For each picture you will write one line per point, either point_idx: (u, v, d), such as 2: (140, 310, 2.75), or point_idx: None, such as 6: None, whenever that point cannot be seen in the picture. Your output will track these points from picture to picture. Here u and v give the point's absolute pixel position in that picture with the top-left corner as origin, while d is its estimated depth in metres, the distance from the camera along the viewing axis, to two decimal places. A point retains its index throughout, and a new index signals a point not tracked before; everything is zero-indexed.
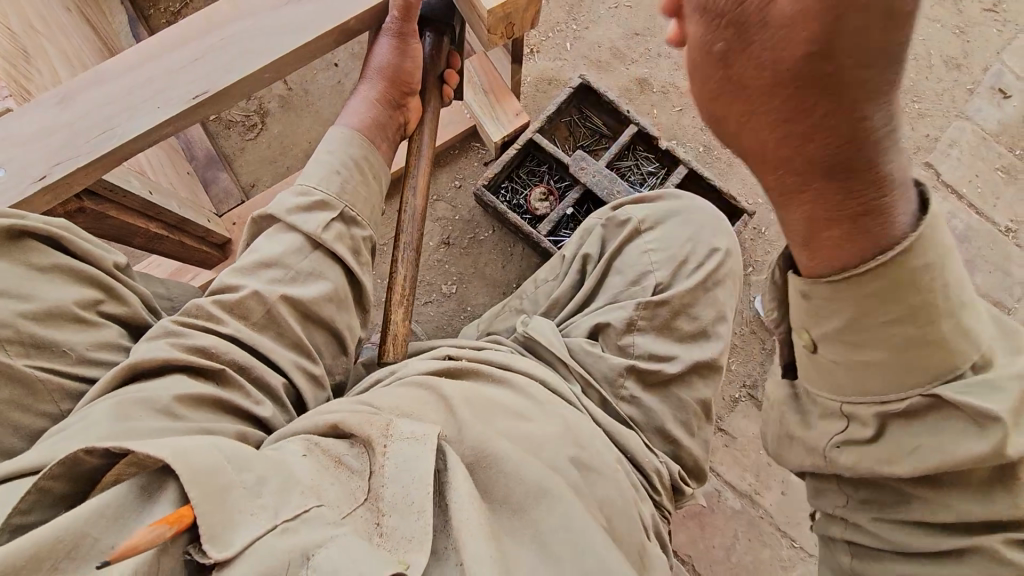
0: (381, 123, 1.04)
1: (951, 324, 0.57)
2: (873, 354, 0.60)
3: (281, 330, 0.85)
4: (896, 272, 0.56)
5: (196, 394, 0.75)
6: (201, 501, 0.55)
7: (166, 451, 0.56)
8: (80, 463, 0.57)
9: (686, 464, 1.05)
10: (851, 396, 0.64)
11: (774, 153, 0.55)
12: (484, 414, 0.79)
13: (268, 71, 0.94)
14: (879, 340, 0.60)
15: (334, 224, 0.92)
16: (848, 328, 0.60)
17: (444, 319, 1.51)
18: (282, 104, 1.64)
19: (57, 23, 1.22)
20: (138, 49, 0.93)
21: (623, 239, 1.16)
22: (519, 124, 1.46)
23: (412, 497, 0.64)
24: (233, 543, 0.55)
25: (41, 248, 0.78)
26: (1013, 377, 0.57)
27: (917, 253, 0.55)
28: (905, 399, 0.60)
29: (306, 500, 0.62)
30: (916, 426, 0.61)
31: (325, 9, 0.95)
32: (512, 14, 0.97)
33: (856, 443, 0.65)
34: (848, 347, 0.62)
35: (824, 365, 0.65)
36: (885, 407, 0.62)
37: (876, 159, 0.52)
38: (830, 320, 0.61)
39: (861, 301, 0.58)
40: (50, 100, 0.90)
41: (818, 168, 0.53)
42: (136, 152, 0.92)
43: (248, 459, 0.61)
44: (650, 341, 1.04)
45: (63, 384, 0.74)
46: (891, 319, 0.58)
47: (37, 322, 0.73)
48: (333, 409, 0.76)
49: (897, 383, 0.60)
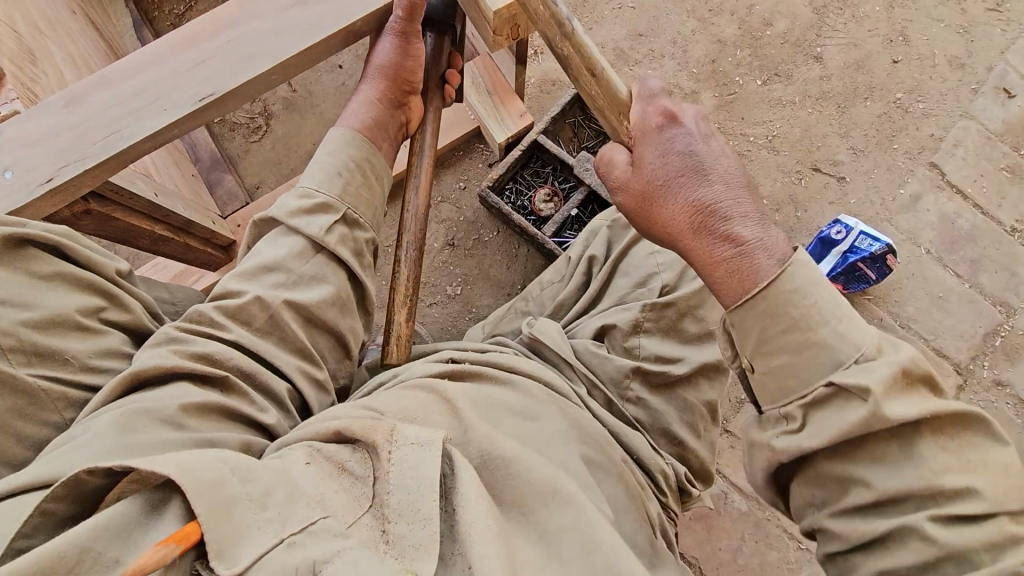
0: (381, 123, 1.04)
1: (829, 329, 0.65)
2: (782, 361, 0.67)
3: (283, 334, 0.85)
4: (771, 294, 0.68)
5: (200, 403, 0.75)
6: (207, 518, 0.55)
7: (171, 468, 0.55)
8: (83, 484, 0.57)
9: (693, 467, 1.04)
10: (780, 398, 0.68)
11: (658, 218, 0.80)
12: (486, 418, 0.79)
13: (274, 74, 0.94)
14: (780, 345, 0.67)
15: (336, 226, 0.92)
16: (759, 345, 0.69)
17: (449, 321, 1.51)
18: (287, 106, 1.64)
19: (63, 26, 1.23)
20: (142, 52, 0.93)
21: (630, 243, 1.16)
22: (524, 124, 1.47)
23: (419, 505, 0.64)
24: (241, 559, 0.55)
25: (43, 257, 0.78)
26: (890, 364, 0.62)
27: (783, 279, 0.68)
28: (814, 390, 0.65)
29: (313, 512, 0.61)
30: (828, 411, 0.64)
31: (330, 10, 0.95)
32: (517, 16, 0.97)
33: (792, 435, 0.66)
34: (764, 356, 0.68)
35: (761, 379, 0.70)
36: (804, 399, 0.66)
37: (727, 218, 0.74)
38: (748, 339, 0.70)
39: (759, 321, 0.68)
40: (57, 102, 0.90)
41: (687, 229, 0.77)
42: (140, 156, 0.92)
43: (253, 470, 0.61)
44: (656, 344, 1.04)
45: (65, 392, 0.74)
46: (781, 328, 0.67)
47: (38, 331, 0.73)
48: (337, 416, 0.75)
49: (808, 375, 0.65)
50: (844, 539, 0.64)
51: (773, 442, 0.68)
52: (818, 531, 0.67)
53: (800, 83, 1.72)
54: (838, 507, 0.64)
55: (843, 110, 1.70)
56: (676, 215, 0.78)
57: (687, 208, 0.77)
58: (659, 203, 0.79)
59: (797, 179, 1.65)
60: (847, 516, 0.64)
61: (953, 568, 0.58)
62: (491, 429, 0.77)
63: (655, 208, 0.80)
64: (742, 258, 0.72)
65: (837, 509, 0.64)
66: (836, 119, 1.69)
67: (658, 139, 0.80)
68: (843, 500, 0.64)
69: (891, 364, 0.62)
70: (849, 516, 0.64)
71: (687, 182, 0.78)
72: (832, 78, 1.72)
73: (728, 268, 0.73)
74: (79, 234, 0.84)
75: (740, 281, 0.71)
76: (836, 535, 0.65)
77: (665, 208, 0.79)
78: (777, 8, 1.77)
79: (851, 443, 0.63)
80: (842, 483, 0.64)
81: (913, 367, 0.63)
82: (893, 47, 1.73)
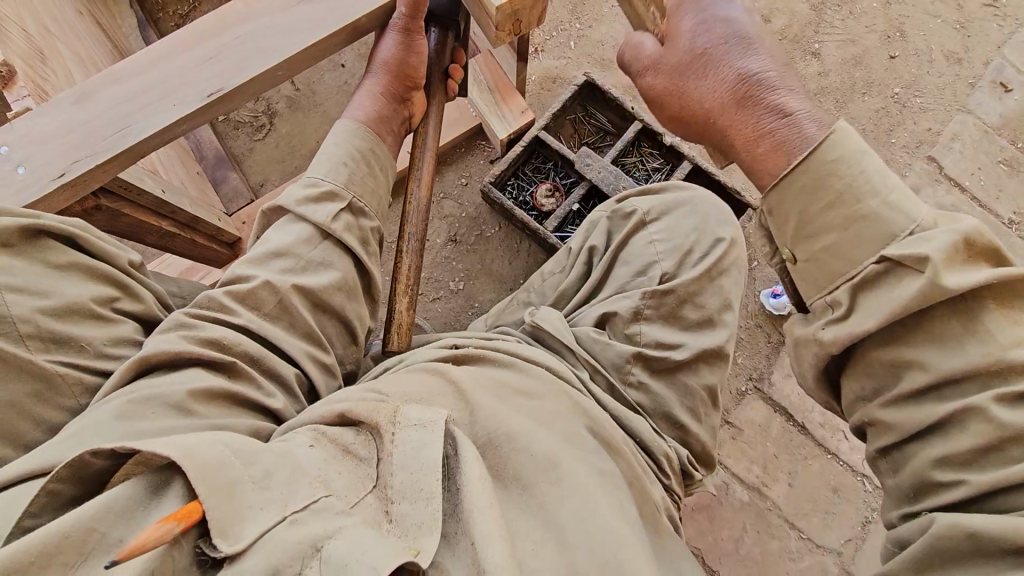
0: (385, 117, 1.06)
1: (877, 202, 0.67)
2: (829, 240, 0.69)
3: (292, 319, 0.87)
4: (812, 166, 0.70)
5: (207, 388, 0.76)
6: (208, 498, 0.56)
7: (173, 451, 0.57)
8: (88, 465, 0.59)
9: (694, 452, 1.06)
10: (826, 285, 0.70)
11: (693, 100, 0.82)
12: (493, 397, 0.81)
13: (281, 69, 0.95)
14: (828, 224, 0.69)
15: (343, 214, 0.94)
16: (803, 222, 0.71)
17: (452, 315, 1.53)
18: (290, 105, 1.66)
19: (70, 27, 1.24)
20: (151, 49, 0.95)
21: (629, 231, 1.17)
22: (524, 121, 1.48)
23: (423, 483, 0.66)
24: (244, 535, 0.57)
25: (59, 247, 0.80)
26: (948, 233, 0.63)
27: (829, 148, 0.69)
28: (862, 266, 0.67)
29: (314, 491, 0.63)
30: (874, 287, 0.66)
31: (336, 8, 0.97)
32: (519, 10, 0.98)
33: (838, 322, 0.69)
34: (807, 238, 0.71)
35: (804, 267, 0.73)
36: (852, 278, 0.68)
37: (769, 93, 0.76)
38: (789, 221, 0.72)
39: (802, 197, 0.71)
40: (67, 99, 0.92)
41: (728, 108, 0.79)
42: (149, 150, 0.94)
43: (254, 453, 0.63)
44: (657, 331, 1.06)
45: (82, 377, 0.76)
46: (825, 205, 0.69)
47: (54, 318, 0.75)
48: (342, 398, 0.77)
49: (855, 253, 0.68)
50: (895, 430, 0.66)
51: (820, 335, 0.70)
52: (870, 425, 0.70)
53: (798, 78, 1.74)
54: (891, 397, 0.66)
55: (841, 105, 1.71)
56: (714, 94, 0.79)
57: (727, 87, 0.78)
58: (696, 85, 0.81)
59: None
60: (903, 408, 0.65)
61: (1015, 451, 0.59)
62: (498, 409, 0.78)
63: (689, 95, 0.82)
64: (787, 129, 0.74)
65: (891, 397, 0.66)
66: (834, 114, 1.70)
67: (698, 9, 0.81)
68: (896, 387, 0.66)
69: (952, 234, 0.63)
70: (903, 404, 0.66)
71: (724, 60, 0.78)
72: (830, 73, 1.74)
73: (773, 144, 0.74)
74: (91, 227, 0.86)
75: (784, 155, 0.73)
76: (885, 426, 0.67)
77: (705, 87, 0.80)
78: (775, 5, 1.79)
79: (905, 323, 0.65)
80: (895, 374, 0.66)
81: (976, 238, 0.63)
82: (890, 43, 1.75)
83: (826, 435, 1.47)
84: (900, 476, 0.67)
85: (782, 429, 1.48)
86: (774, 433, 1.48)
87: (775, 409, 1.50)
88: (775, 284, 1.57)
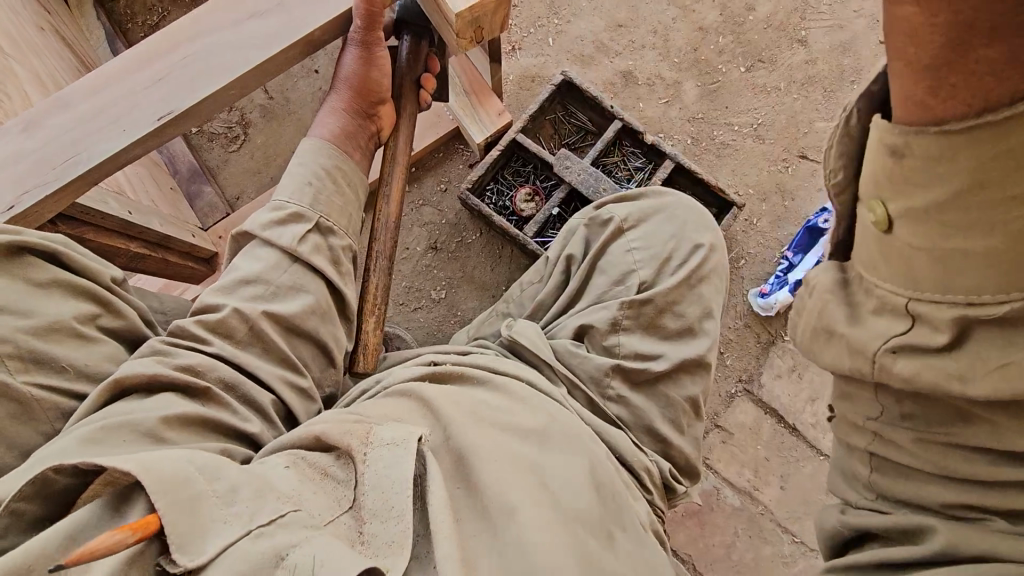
0: (351, 132, 1.04)
1: None
2: (969, 246, 0.43)
3: (265, 346, 0.85)
4: None
5: (182, 415, 0.74)
6: (167, 509, 0.55)
7: (131, 465, 0.56)
8: (51, 482, 0.59)
9: (678, 465, 1.03)
10: (928, 291, 0.47)
11: None
12: (468, 416, 0.77)
13: (235, 87, 0.92)
14: (991, 224, 0.42)
15: (310, 236, 0.92)
16: (947, 202, 0.44)
17: (434, 324, 1.50)
18: (264, 114, 1.63)
19: (29, 45, 1.21)
20: (97, 75, 0.92)
21: (606, 240, 1.14)
22: (501, 123, 1.44)
23: (393, 501, 0.64)
24: (205, 549, 0.55)
25: (38, 264, 0.78)
26: None
27: None
28: (1003, 303, 0.43)
29: (282, 505, 0.61)
30: (1011, 341, 0.43)
31: (290, 21, 0.93)
32: (480, 17, 0.94)
33: (921, 352, 0.48)
34: (936, 227, 0.45)
35: (898, 251, 0.48)
36: (973, 309, 0.44)
37: None
38: (932, 187, 0.44)
39: (979, 166, 0.41)
40: (14, 128, 0.90)
41: None
42: (103, 176, 0.91)
43: (218, 467, 0.61)
44: (636, 342, 1.03)
45: (59, 402, 0.74)
46: (1017, 192, 0.40)
47: (35, 337, 0.73)
48: (320, 420, 0.74)
49: (998, 280, 0.43)
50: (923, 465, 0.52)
51: (886, 360, 0.49)
52: (878, 435, 0.55)
53: (784, 68, 1.69)
54: (937, 436, 0.50)
55: (829, 95, 1.66)
56: None
57: None
58: None
59: (783, 167, 1.62)
60: (934, 448, 0.51)
61: None
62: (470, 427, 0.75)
63: None
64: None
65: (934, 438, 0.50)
66: (822, 104, 1.66)
67: None
68: (948, 435, 0.50)
69: None
70: (947, 446, 0.50)
71: None
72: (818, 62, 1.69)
73: None
74: (70, 243, 0.84)
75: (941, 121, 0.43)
76: (903, 449, 0.53)
77: None
78: None
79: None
80: (957, 418, 0.49)
81: None
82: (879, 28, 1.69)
83: (818, 437, 1.44)
84: (882, 479, 0.56)
85: (773, 430, 1.45)
86: (765, 436, 1.45)
87: (766, 411, 1.47)
88: (763, 282, 1.54)
